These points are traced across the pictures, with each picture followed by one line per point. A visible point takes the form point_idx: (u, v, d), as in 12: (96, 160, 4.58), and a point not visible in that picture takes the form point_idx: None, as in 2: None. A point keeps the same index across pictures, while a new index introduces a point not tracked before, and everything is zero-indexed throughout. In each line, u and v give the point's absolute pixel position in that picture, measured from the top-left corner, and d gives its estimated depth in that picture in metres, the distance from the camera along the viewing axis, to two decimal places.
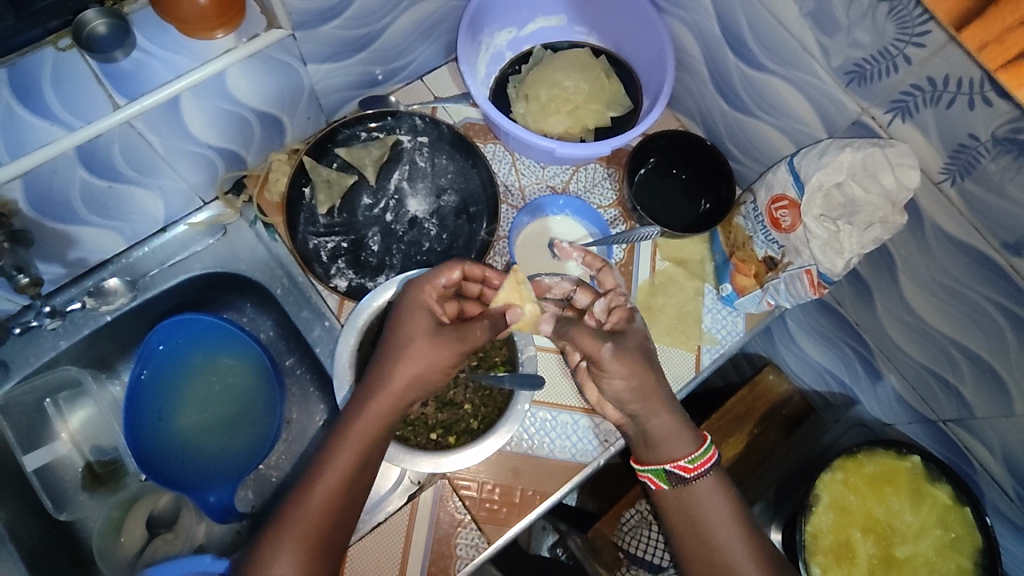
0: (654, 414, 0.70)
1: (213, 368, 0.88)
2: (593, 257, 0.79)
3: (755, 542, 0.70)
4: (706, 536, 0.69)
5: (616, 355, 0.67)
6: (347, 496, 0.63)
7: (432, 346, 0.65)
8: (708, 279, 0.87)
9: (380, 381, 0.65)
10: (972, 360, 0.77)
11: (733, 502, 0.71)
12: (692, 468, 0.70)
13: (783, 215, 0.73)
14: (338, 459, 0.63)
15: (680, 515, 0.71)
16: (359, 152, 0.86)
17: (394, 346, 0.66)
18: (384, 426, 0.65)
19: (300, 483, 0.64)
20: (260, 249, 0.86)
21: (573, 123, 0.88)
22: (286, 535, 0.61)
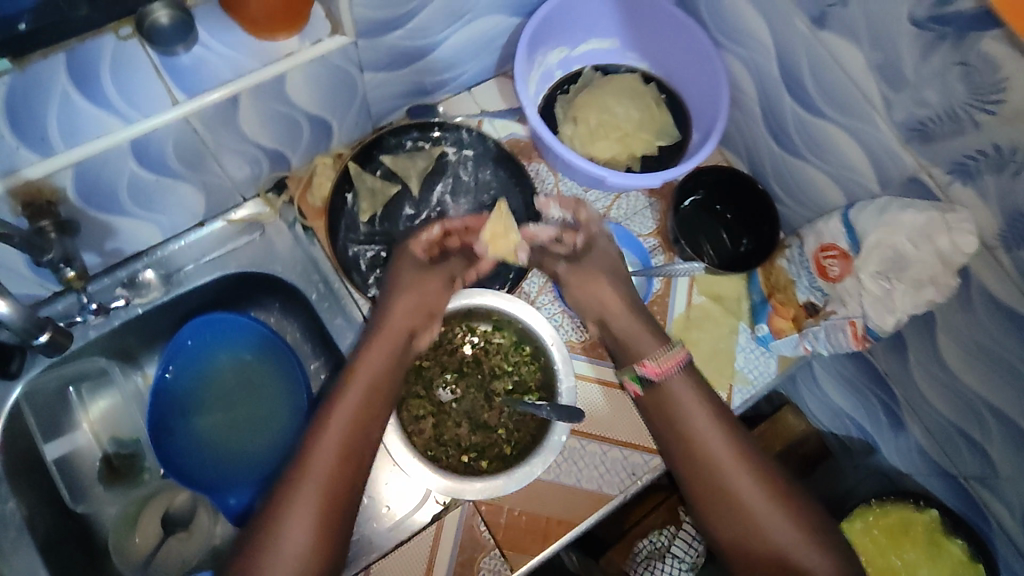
0: (631, 341, 0.75)
1: (240, 368, 0.87)
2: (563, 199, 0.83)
3: (734, 432, 0.69)
4: (688, 431, 0.69)
5: (584, 274, 0.78)
6: (357, 438, 0.65)
7: (420, 277, 0.74)
8: (743, 317, 0.87)
9: (378, 322, 0.71)
10: (1003, 422, 0.77)
11: (699, 388, 0.71)
12: (659, 371, 0.71)
13: (831, 264, 0.73)
14: (343, 405, 0.66)
15: (659, 417, 0.71)
16: (404, 162, 0.85)
17: (391, 287, 0.74)
18: (384, 368, 0.69)
19: (309, 434, 0.65)
20: (297, 252, 0.85)
21: (620, 150, 0.87)
22: (303, 474, 0.62)
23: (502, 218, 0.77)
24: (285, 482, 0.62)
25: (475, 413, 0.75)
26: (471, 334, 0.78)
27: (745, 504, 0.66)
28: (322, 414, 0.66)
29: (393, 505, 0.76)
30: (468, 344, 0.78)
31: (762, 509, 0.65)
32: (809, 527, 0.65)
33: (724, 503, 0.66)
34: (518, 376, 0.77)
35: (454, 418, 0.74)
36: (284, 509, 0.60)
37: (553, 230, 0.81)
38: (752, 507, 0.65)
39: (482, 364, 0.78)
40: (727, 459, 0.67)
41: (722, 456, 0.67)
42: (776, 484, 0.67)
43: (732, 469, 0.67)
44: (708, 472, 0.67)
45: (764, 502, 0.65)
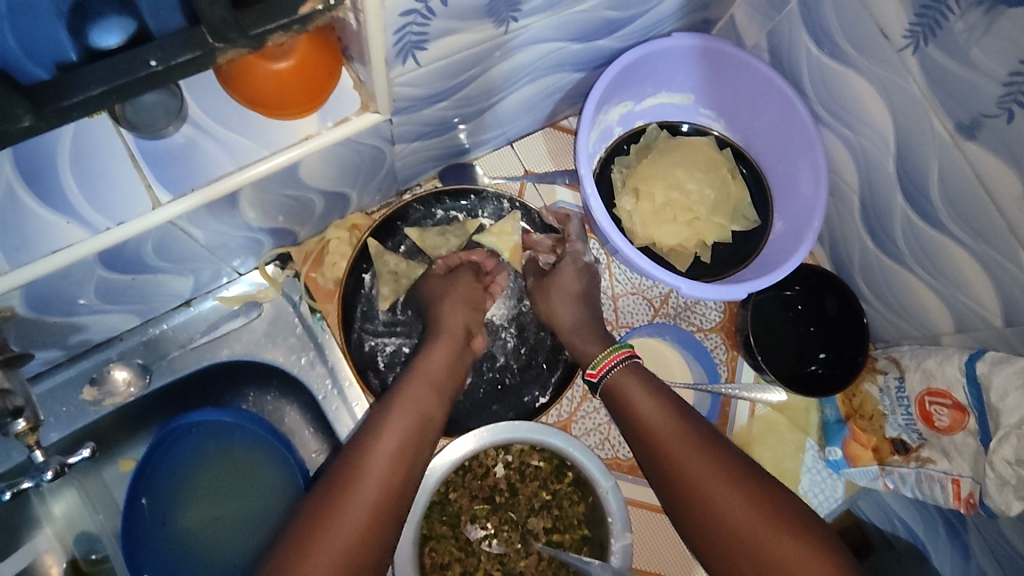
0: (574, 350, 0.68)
1: (232, 461, 0.75)
2: (559, 214, 0.74)
3: (681, 414, 0.59)
4: (635, 421, 0.60)
5: (543, 290, 0.70)
6: (413, 443, 0.56)
7: (451, 285, 0.69)
8: (812, 433, 0.76)
9: (435, 324, 0.66)
10: None
11: (667, 404, 0.60)
12: (596, 372, 0.65)
13: (938, 412, 0.63)
14: (403, 405, 0.58)
15: (616, 413, 0.63)
16: (435, 238, 0.72)
17: (429, 298, 0.69)
18: (443, 375, 0.63)
19: (365, 428, 0.57)
20: (301, 337, 0.72)
21: (688, 236, 0.75)
22: (357, 475, 0.53)
23: (510, 231, 0.72)
24: (333, 481, 0.53)
25: (508, 561, 0.65)
26: (504, 455, 0.66)
27: (692, 484, 0.54)
28: (377, 411, 0.58)
29: None
30: (502, 474, 0.66)
31: (714, 488, 0.53)
32: (776, 509, 0.50)
33: (681, 499, 0.54)
34: (558, 514, 0.66)
35: (484, 565, 0.65)
36: (331, 513, 0.50)
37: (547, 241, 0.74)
38: (702, 490, 0.53)
39: (517, 495, 0.66)
40: (677, 446, 0.56)
41: (668, 444, 0.57)
42: (745, 469, 0.54)
43: (680, 454, 0.56)
44: (656, 462, 0.57)
45: (722, 485, 0.52)
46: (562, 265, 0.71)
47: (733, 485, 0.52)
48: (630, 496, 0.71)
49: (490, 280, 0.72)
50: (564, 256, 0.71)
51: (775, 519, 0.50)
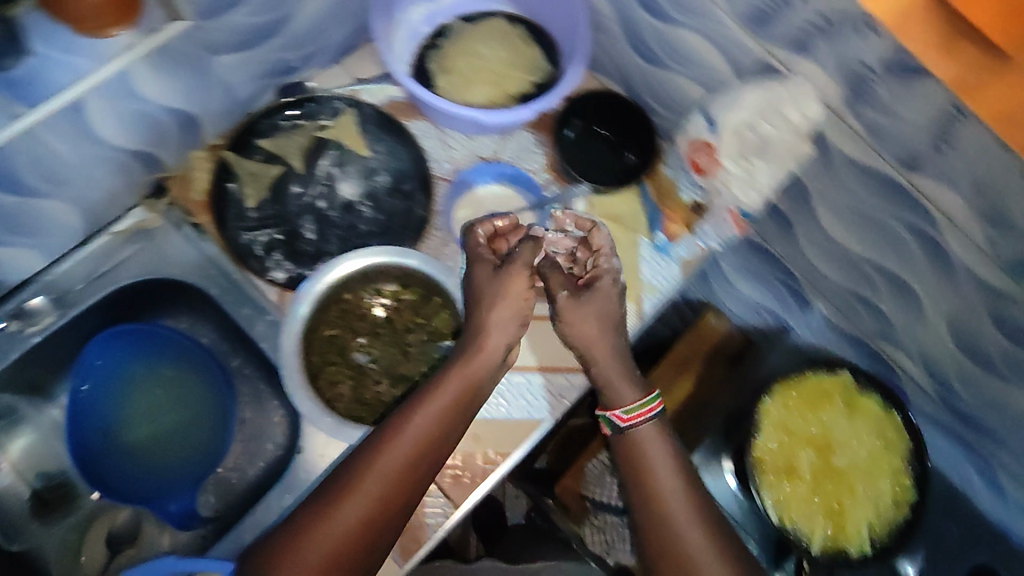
0: (609, 386, 0.77)
1: (161, 379, 0.86)
2: (582, 219, 0.81)
3: (680, 462, 0.74)
4: (648, 475, 0.72)
5: (576, 309, 0.78)
6: (422, 455, 0.66)
7: (499, 282, 0.75)
8: (641, 229, 0.89)
9: (479, 324, 0.74)
10: (886, 276, 0.84)
11: (672, 450, 0.74)
12: (626, 419, 0.75)
13: (700, 157, 0.78)
14: (420, 417, 0.67)
15: (628, 459, 0.75)
16: (282, 141, 0.84)
17: (481, 294, 0.75)
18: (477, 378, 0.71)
19: (392, 423, 0.67)
20: (189, 249, 0.83)
21: (497, 94, 0.89)
22: (369, 472, 0.64)
23: (347, 124, 0.85)
24: (350, 472, 0.64)
25: (394, 367, 0.77)
26: (380, 297, 0.78)
27: (667, 530, 0.70)
28: (397, 416, 0.68)
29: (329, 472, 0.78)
30: (379, 307, 0.78)
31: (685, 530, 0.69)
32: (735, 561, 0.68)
33: (659, 529, 0.70)
34: (427, 324, 0.79)
35: (374, 376, 0.76)
36: (340, 500, 0.63)
37: (571, 243, 0.82)
38: (666, 533, 0.69)
39: (395, 322, 0.78)
40: (674, 502, 0.71)
41: (670, 501, 0.71)
42: (719, 536, 0.70)
43: (667, 499, 0.71)
44: (652, 490, 0.72)
45: (706, 559, 0.68)
46: (600, 285, 0.79)
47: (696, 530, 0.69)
48: None
49: (498, 239, 0.80)
50: (600, 276, 0.80)
51: (720, 556, 0.68)
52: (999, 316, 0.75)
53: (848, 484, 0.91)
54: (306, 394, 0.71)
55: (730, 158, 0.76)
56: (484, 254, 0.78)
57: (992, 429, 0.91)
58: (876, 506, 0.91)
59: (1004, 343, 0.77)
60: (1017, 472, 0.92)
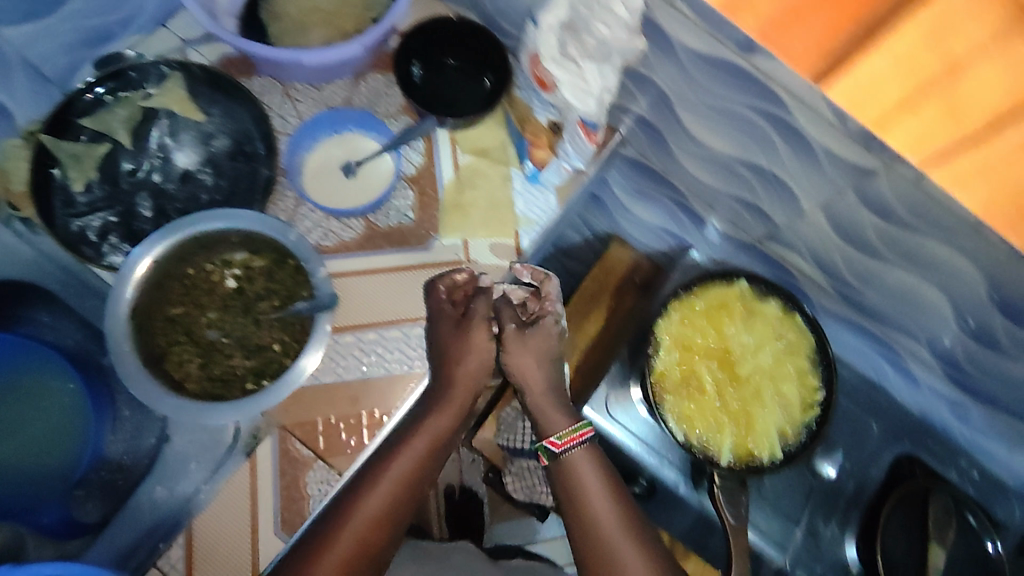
0: (542, 413, 0.77)
1: (16, 389, 0.81)
2: (537, 270, 0.80)
3: (618, 502, 0.74)
4: (578, 496, 0.74)
5: (520, 344, 0.78)
6: (383, 524, 0.68)
7: (461, 336, 0.76)
8: (512, 162, 0.86)
9: (448, 377, 0.75)
10: (757, 172, 0.81)
11: (604, 475, 0.75)
12: (560, 445, 0.75)
13: (543, 73, 0.73)
14: (381, 483, 0.69)
15: (559, 481, 0.76)
16: (105, 117, 0.78)
17: (448, 356, 0.76)
18: (438, 445, 0.73)
19: (351, 496, 0.69)
20: (22, 247, 0.77)
21: (333, 34, 0.83)
22: (330, 547, 0.65)
23: (175, 89, 0.80)
24: (311, 547, 0.66)
25: (247, 339, 0.72)
26: (229, 268, 0.73)
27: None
28: (354, 488, 0.69)
29: (201, 456, 0.75)
30: (227, 278, 0.73)
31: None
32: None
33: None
34: (277, 289, 0.72)
35: (226, 350, 0.71)
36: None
37: (524, 293, 0.81)
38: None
39: (246, 292, 0.73)
40: (613, 542, 0.71)
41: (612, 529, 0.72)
42: (663, 564, 0.71)
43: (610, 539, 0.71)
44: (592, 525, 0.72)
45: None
46: (543, 322, 0.80)
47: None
48: (361, 265, 0.80)
49: (457, 291, 0.78)
50: (543, 314, 0.80)
51: None
52: (867, 195, 0.72)
53: (754, 392, 0.90)
54: (142, 378, 0.66)
55: (556, 62, 0.71)
56: (442, 305, 0.77)
57: (891, 316, 0.89)
58: (786, 410, 0.89)
59: (878, 223, 0.75)
60: (924, 356, 0.91)
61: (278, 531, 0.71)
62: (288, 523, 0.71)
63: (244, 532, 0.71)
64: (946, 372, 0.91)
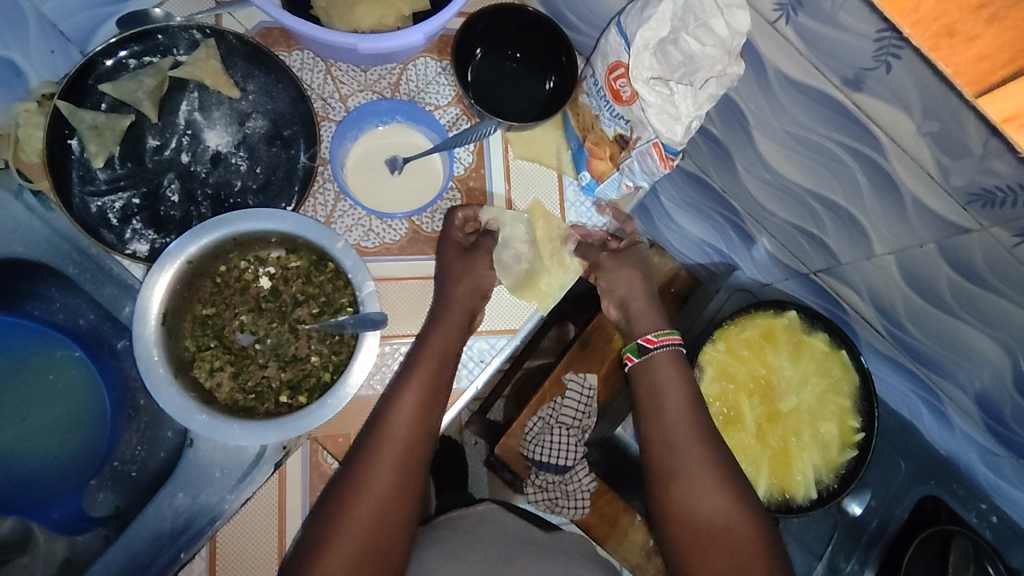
0: (637, 317, 0.81)
1: (29, 372, 0.76)
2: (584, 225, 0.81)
3: (693, 408, 0.74)
4: (659, 403, 0.75)
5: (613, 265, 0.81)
6: (429, 405, 0.68)
7: (469, 261, 0.74)
8: (567, 169, 0.81)
9: (444, 304, 0.71)
10: (829, 208, 0.77)
11: (682, 375, 0.76)
12: (654, 342, 0.78)
13: (622, 85, 0.67)
14: (419, 377, 0.68)
15: (644, 380, 0.77)
16: (127, 85, 0.69)
17: (450, 275, 0.73)
18: (446, 353, 0.70)
19: (385, 398, 0.68)
20: (36, 224, 0.71)
21: (385, 12, 0.72)
22: (382, 440, 0.66)
23: (208, 60, 0.71)
24: (366, 442, 0.66)
25: (282, 349, 0.67)
26: (264, 266, 0.68)
27: (691, 483, 0.70)
28: (394, 386, 0.68)
29: (225, 465, 0.70)
30: (262, 277, 0.68)
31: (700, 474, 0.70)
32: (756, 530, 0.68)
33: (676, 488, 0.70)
34: (322, 295, 0.68)
35: (259, 359, 0.67)
36: (366, 471, 0.64)
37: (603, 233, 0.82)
38: (691, 497, 0.69)
39: (282, 295, 0.68)
40: (688, 448, 0.72)
41: (682, 441, 0.72)
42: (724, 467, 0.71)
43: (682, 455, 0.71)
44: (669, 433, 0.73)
45: (711, 489, 0.70)
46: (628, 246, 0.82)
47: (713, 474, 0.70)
48: (400, 272, 0.75)
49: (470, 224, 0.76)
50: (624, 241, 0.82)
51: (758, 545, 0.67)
52: (951, 251, 0.69)
53: (793, 426, 0.88)
54: (172, 388, 0.59)
55: (643, 81, 0.63)
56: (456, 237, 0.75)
57: (938, 362, 0.86)
58: (823, 449, 0.88)
59: (955, 278, 0.72)
60: (966, 405, 0.88)
61: None
62: None
63: (272, 552, 0.67)
64: (985, 423, 0.88)
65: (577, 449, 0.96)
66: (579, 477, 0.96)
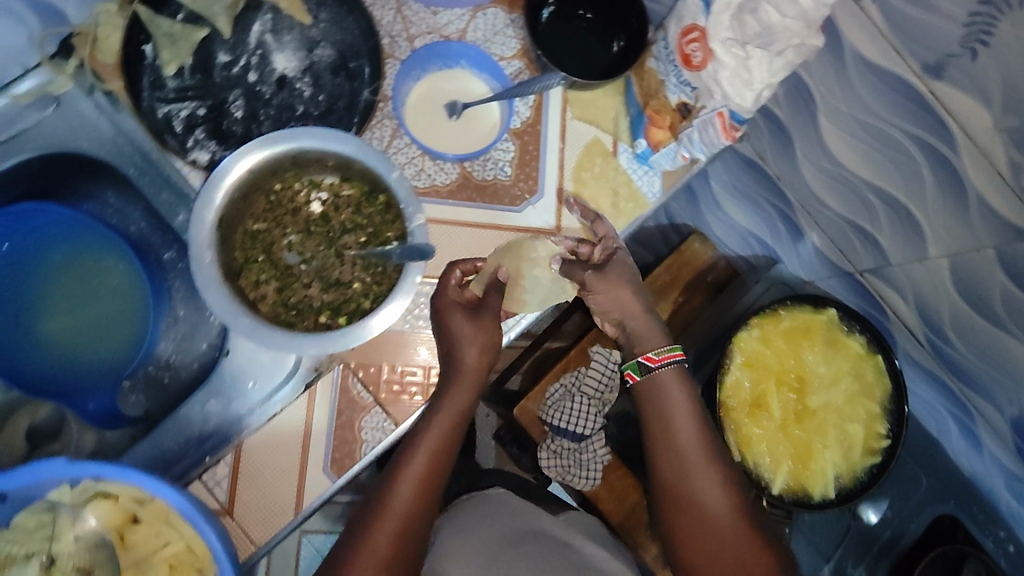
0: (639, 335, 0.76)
1: (82, 269, 0.78)
2: (587, 210, 0.74)
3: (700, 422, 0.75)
4: (666, 415, 0.75)
5: (603, 284, 0.72)
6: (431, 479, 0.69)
7: (475, 327, 0.69)
8: (623, 136, 0.80)
9: (453, 370, 0.69)
10: (887, 203, 0.75)
11: (689, 389, 0.76)
12: (656, 360, 0.74)
13: (694, 50, 0.65)
14: (430, 438, 0.69)
15: (650, 398, 0.76)
16: None
17: (453, 339, 0.69)
18: (452, 422, 0.70)
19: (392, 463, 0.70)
20: (103, 123, 0.72)
21: None
22: (382, 513, 0.67)
23: None
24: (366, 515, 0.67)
25: (327, 271, 0.68)
26: (317, 191, 0.68)
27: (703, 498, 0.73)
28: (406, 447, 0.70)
29: (258, 378, 0.72)
30: (313, 201, 0.69)
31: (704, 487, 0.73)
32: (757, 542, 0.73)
33: (688, 505, 0.73)
34: (370, 225, 0.68)
35: (303, 279, 0.68)
36: (362, 546, 0.65)
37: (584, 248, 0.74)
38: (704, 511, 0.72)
39: (331, 221, 0.69)
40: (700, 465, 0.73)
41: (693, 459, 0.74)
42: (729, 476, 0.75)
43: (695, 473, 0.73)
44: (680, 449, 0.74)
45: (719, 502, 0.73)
46: (613, 260, 0.73)
47: (717, 484, 0.74)
48: (446, 216, 0.76)
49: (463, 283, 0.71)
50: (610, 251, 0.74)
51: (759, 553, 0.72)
52: (1009, 258, 0.67)
53: (820, 424, 0.87)
54: (220, 290, 0.61)
55: (720, 42, 0.62)
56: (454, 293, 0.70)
57: (976, 377, 0.84)
58: (846, 450, 0.87)
59: (1010, 288, 0.70)
60: (999, 427, 0.86)
61: (326, 468, 0.69)
62: (339, 464, 0.69)
63: (293, 467, 0.68)
64: (1017, 447, 0.86)
65: (597, 420, 0.96)
66: (594, 447, 0.95)
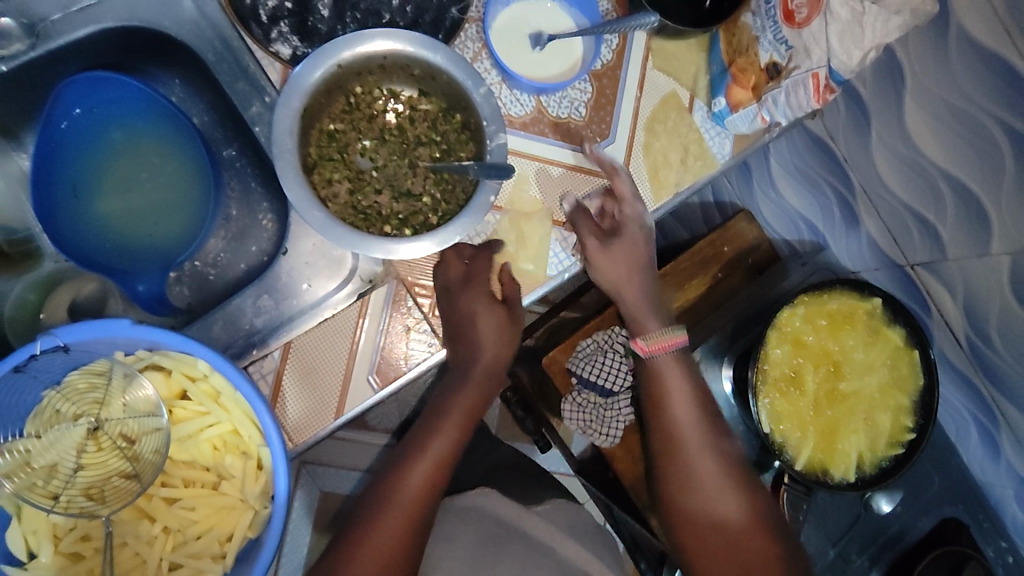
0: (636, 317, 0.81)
1: (147, 152, 0.78)
2: (604, 159, 0.73)
3: (691, 397, 0.80)
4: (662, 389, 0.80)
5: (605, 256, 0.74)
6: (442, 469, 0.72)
7: (498, 328, 0.73)
8: (701, 94, 0.79)
9: (467, 368, 0.74)
10: (958, 192, 0.75)
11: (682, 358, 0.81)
12: (647, 348, 0.80)
13: (799, 6, 0.66)
14: (445, 429, 0.74)
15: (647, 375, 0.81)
16: None
17: (480, 332, 0.72)
18: (465, 418, 0.75)
19: (403, 455, 0.73)
20: (187, 3, 0.69)
21: None
22: (394, 497, 0.69)
23: None
24: (379, 500, 0.70)
25: (397, 181, 0.68)
26: (395, 101, 0.68)
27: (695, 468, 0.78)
28: (417, 442, 0.73)
29: (314, 282, 0.71)
30: (390, 111, 0.68)
31: (723, 503, 0.76)
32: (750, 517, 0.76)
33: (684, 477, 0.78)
34: (444, 142, 0.68)
35: (374, 185, 0.68)
36: (378, 524, 0.67)
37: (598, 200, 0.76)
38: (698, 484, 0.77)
39: (405, 133, 0.69)
40: (691, 442, 0.78)
41: (685, 430, 0.79)
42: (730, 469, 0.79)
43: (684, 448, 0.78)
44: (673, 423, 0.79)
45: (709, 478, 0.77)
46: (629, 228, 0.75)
47: (711, 462, 0.78)
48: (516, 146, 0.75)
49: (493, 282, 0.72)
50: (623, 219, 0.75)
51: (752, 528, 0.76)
52: None
53: (848, 409, 0.87)
54: (298, 178, 0.60)
55: None
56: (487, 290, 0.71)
57: (1011, 384, 0.84)
58: (870, 438, 0.87)
59: None
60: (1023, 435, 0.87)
61: (370, 378, 0.69)
62: (383, 374, 0.69)
63: (338, 372, 0.69)
64: None
65: (627, 378, 0.95)
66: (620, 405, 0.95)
